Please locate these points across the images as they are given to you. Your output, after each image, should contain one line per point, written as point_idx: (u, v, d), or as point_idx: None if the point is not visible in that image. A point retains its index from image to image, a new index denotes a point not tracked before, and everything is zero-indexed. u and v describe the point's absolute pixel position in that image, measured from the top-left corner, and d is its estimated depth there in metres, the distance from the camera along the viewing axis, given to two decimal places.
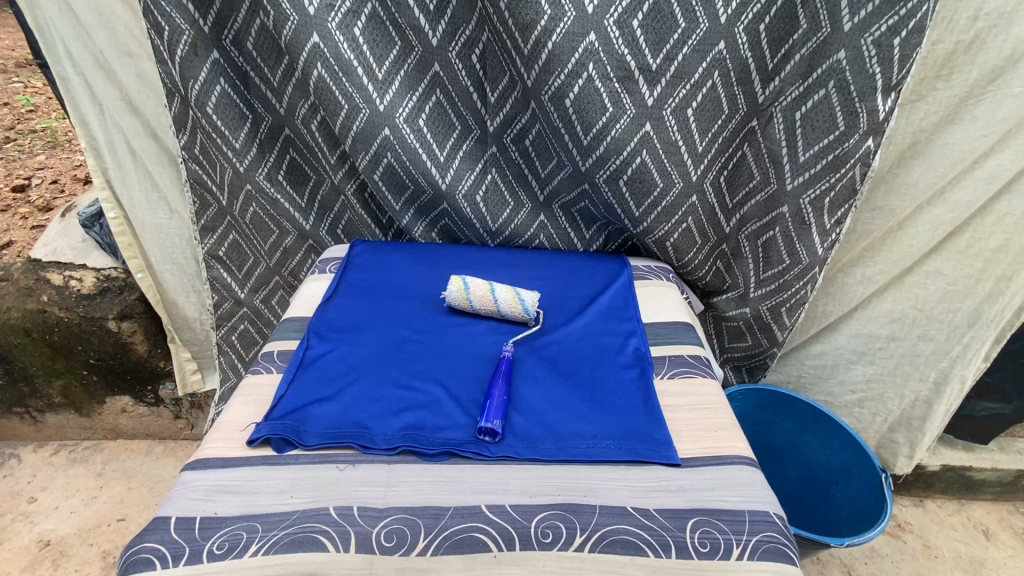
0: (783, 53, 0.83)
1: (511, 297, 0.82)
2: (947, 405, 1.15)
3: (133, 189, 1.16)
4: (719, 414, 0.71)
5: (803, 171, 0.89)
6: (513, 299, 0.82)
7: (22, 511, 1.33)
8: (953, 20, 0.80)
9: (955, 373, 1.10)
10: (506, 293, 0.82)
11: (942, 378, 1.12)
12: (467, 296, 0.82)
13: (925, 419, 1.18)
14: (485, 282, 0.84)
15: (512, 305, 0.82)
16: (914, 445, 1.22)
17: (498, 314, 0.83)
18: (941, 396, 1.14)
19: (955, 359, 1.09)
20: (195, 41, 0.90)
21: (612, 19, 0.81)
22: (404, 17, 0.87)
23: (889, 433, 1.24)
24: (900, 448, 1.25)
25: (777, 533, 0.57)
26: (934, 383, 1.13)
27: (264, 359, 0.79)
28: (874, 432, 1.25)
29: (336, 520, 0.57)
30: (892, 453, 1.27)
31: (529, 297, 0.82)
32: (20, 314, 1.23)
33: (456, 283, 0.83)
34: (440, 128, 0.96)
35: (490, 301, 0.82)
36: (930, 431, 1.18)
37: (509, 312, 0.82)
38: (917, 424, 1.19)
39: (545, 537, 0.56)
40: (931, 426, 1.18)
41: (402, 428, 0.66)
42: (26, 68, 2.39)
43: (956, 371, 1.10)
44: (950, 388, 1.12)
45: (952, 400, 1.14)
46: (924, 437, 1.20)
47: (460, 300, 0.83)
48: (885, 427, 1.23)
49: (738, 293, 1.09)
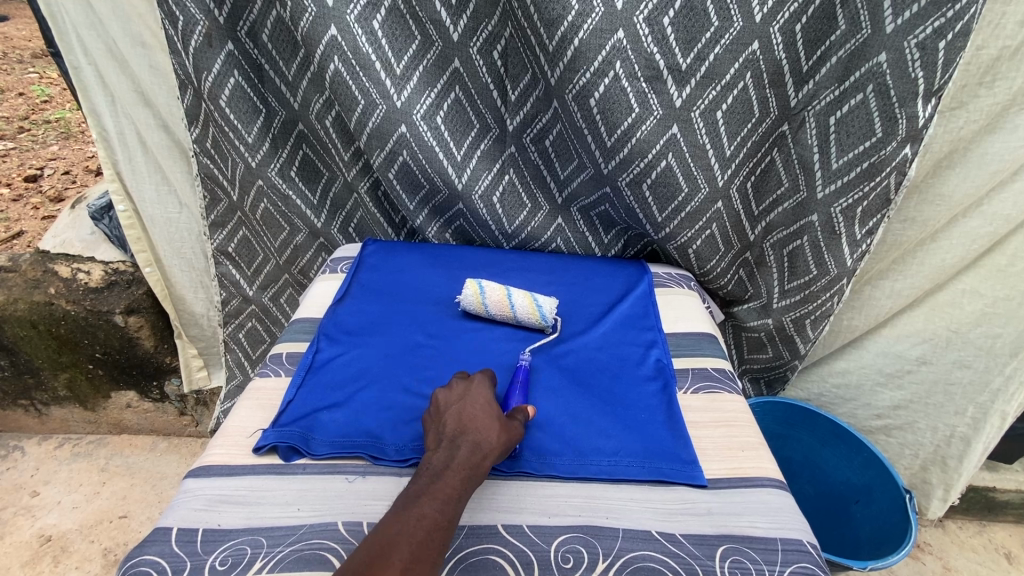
0: (819, 55, 0.79)
1: (528, 300, 0.80)
2: (986, 443, 1.08)
3: (143, 182, 1.14)
4: (746, 432, 0.68)
5: (836, 178, 0.85)
6: (530, 302, 0.79)
7: (24, 505, 1.32)
8: (1000, 25, 0.76)
9: (995, 408, 1.04)
10: (523, 296, 0.80)
11: (980, 414, 1.06)
12: (482, 299, 0.79)
13: (962, 458, 1.12)
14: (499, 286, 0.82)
15: (529, 308, 0.79)
16: (948, 486, 1.16)
17: (514, 319, 0.79)
18: (978, 433, 1.07)
19: (994, 392, 1.03)
20: (210, 32, 0.88)
21: (641, 16, 0.78)
22: (425, 10, 0.84)
23: (922, 473, 1.19)
24: (935, 491, 1.19)
25: (812, 564, 0.53)
26: (972, 417, 1.07)
27: (273, 362, 0.77)
28: (905, 468, 1.20)
29: (345, 537, 0.54)
30: (926, 497, 1.21)
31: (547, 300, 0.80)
32: (26, 306, 1.20)
33: (470, 284, 0.81)
34: (459, 126, 0.93)
35: (506, 304, 0.79)
36: (968, 471, 1.12)
37: (526, 316, 0.79)
38: (953, 464, 1.13)
39: (566, 562, 0.53)
40: (968, 467, 1.11)
41: (414, 438, 0.64)
42: (43, 59, 2.38)
43: (996, 406, 1.04)
44: (989, 425, 1.06)
45: (991, 438, 1.07)
46: (960, 475, 1.14)
47: (473, 304, 0.80)
48: (917, 464, 1.18)
49: (760, 303, 1.06)
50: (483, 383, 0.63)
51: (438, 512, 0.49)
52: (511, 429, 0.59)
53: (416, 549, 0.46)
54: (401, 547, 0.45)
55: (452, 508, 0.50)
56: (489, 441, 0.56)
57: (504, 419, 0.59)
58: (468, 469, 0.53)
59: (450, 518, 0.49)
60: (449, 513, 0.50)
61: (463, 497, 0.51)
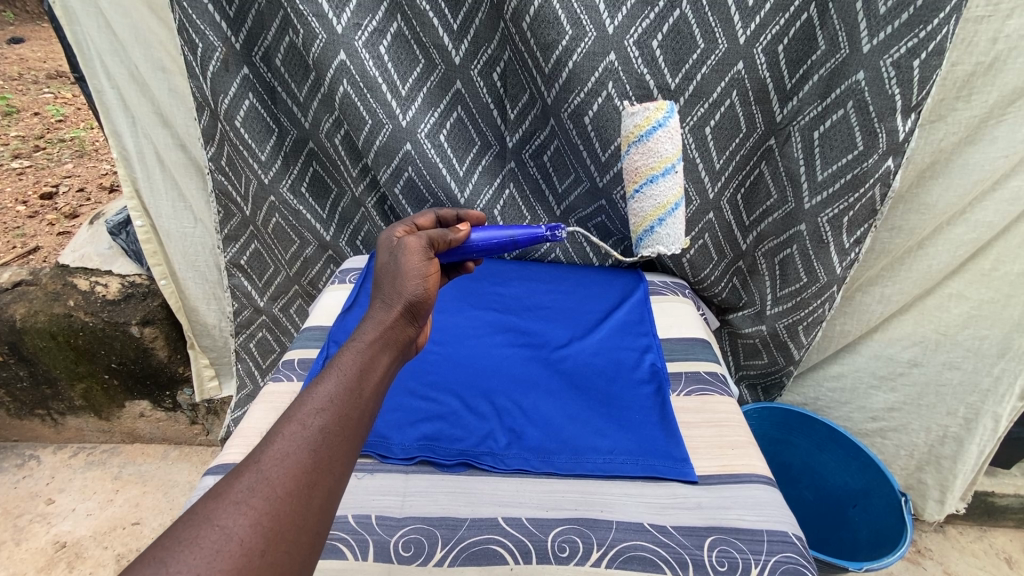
0: (801, 74, 0.83)
1: (652, 209, 0.85)
2: (981, 446, 1.10)
3: (160, 199, 1.19)
4: (736, 432, 0.71)
5: (821, 189, 0.89)
6: (648, 215, 0.85)
7: (40, 512, 1.35)
8: (973, 42, 0.80)
9: (987, 409, 1.06)
10: (655, 202, 0.84)
11: (971, 414, 1.08)
12: (638, 140, 0.83)
13: (956, 459, 1.14)
14: (661, 159, 0.82)
15: (644, 216, 0.86)
16: (945, 489, 1.18)
17: (629, 194, 0.87)
18: (971, 434, 1.10)
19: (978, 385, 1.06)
20: (226, 57, 0.94)
21: (632, 40, 0.83)
22: (428, 36, 0.89)
23: (918, 473, 1.20)
24: (931, 492, 1.20)
25: (797, 554, 0.56)
26: (963, 417, 1.09)
27: (285, 367, 0.81)
28: (901, 468, 1.22)
29: (355, 529, 0.58)
30: (922, 498, 1.22)
31: (656, 232, 0.85)
32: (46, 318, 1.25)
33: (648, 113, 0.81)
34: (460, 144, 0.99)
35: (641, 178, 0.84)
36: (962, 472, 1.14)
37: (634, 208, 0.87)
38: (948, 464, 1.15)
39: (562, 551, 0.56)
40: (963, 468, 1.13)
41: (419, 437, 0.68)
42: (58, 80, 2.47)
43: (987, 407, 1.06)
44: (981, 427, 1.08)
45: (986, 441, 1.09)
46: (957, 477, 1.15)
47: (631, 132, 0.83)
48: (913, 464, 1.20)
49: (754, 310, 1.09)
50: (389, 238, 0.64)
51: (317, 394, 0.44)
52: (410, 272, 0.58)
53: (288, 441, 0.41)
54: (272, 444, 0.41)
55: (339, 386, 0.46)
56: (386, 301, 0.55)
57: (399, 264, 0.58)
58: (359, 343, 0.50)
59: (337, 396, 0.45)
60: (337, 391, 0.45)
61: (359, 369, 0.48)
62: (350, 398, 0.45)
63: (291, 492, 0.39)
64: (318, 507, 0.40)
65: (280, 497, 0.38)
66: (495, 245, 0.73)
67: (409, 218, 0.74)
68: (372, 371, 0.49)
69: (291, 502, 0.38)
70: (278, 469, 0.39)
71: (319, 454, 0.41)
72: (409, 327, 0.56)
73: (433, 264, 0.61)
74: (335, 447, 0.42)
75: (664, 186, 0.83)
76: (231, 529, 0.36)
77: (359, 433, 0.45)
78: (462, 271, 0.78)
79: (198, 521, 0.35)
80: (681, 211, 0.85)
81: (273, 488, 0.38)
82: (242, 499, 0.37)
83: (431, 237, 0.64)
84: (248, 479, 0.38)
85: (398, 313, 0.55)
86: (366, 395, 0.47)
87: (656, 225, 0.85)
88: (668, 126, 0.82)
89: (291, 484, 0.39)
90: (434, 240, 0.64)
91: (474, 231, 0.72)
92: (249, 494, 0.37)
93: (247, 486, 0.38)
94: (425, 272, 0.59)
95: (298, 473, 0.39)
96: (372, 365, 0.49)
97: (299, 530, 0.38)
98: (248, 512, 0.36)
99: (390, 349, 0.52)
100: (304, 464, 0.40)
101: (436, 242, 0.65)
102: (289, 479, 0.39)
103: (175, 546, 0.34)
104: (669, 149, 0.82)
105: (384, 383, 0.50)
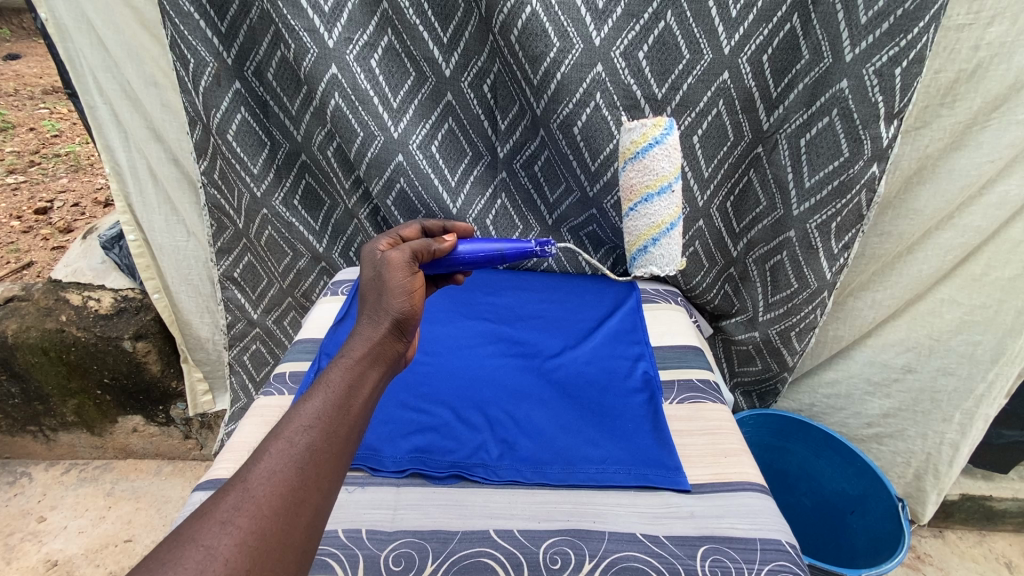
0: (786, 83, 0.85)
1: (647, 227, 0.85)
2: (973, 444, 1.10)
3: (154, 213, 1.20)
4: (729, 439, 0.70)
5: (809, 196, 0.89)
6: (643, 234, 0.86)
7: (31, 530, 1.34)
8: (954, 50, 0.81)
9: (981, 413, 1.05)
10: (649, 222, 0.85)
11: (967, 420, 1.08)
12: (634, 157, 0.82)
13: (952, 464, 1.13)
14: (658, 177, 0.81)
15: (639, 234, 0.86)
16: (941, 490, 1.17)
17: (625, 210, 0.88)
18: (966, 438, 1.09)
19: (978, 398, 1.05)
20: (218, 72, 0.94)
21: (618, 51, 0.84)
22: (418, 49, 0.90)
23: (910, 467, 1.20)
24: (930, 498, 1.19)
25: (789, 563, 0.56)
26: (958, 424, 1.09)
27: (276, 381, 0.81)
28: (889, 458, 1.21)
29: (345, 543, 0.58)
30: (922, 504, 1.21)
31: (650, 251, 0.86)
32: (38, 334, 1.23)
33: (644, 131, 0.79)
34: (452, 154, 1.00)
35: (637, 196, 0.84)
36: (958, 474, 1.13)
37: (630, 224, 0.88)
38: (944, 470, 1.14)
39: (554, 563, 0.56)
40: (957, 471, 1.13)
41: (412, 450, 0.68)
42: (54, 95, 2.49)
43: (981, 411, 1.05)
44: (975, 428, 1.07)
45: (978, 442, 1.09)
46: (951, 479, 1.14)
47: (627, 148, 0.82)
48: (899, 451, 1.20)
49: (747, 317, 1.10)
50: (373, 251, 0.64)
51: (305, 411, 0.44)
52: (394, 288, 0.58)
53: (275, 459, 0.41)
54: (258, 463, 0.40)
55: (327, 402, 0.46)
56: (374, 316, 0.56)
57: (383, 279, 0.58)
58: (348, 359, 0.50)
59: (325, 412, 0.45)
60: (325, 408, 0.45)
61: (347, 385, 0.48)
62: (339, 414, 0.46)
63: (278, 509, 0.38)
64: (305, 527, 0.39)
65: (265, 515, 0.38)
66: (483, 257, 0.73)
67: (393, 228, 0.73)
68: (360, 388, 0.49)
69: (278, 520, 0.38)
70: (264, 486, 0.39)
71: (307, 472, 0.41)
72: (397, 342, 0.56)
73: (418, 277, 0.61)
74: (322, 464, 0.42)
75: (660, 205, 0.83)
76: (216, 548, 0.35)
77: (347, 450, 0.45)
78: (450, 280, 0.78)
79: (183, 542, 0.35)
80: (677, 231, 0.85)
81: (259, 507, 0.38)
82: (228, 518, 0.37)
83: (416, 248, 0.64)
84: (233, 499, 0.38)
85: (386, 329, 0.55)
86: (354, 411, 0.47)
87: (650, 244, 0.86)
88: (665, 143, 0.80)
89: (278, 502, 0.39)
90: (418, 252, 0.64)
91: (462, 243, 0.73)
92: (235, 512, 0.37)
93: (231, 505, 0.38)
94: (411, 286, 0.59)
95: (284, 491, 0.39)
96: (361, 381, 0.49)
97: (286, 548, 0.38)
98: (234, 531, 0.36)
99: (379, 364, 0.52)
100: (290, 481, 0.40)
101: (419, 254, 0.65)
102: (276, 497, 0.39)
103: (160, 567, 0.34)
104: (666, 168, 0.81)
105: (372, 398, 0.50)
